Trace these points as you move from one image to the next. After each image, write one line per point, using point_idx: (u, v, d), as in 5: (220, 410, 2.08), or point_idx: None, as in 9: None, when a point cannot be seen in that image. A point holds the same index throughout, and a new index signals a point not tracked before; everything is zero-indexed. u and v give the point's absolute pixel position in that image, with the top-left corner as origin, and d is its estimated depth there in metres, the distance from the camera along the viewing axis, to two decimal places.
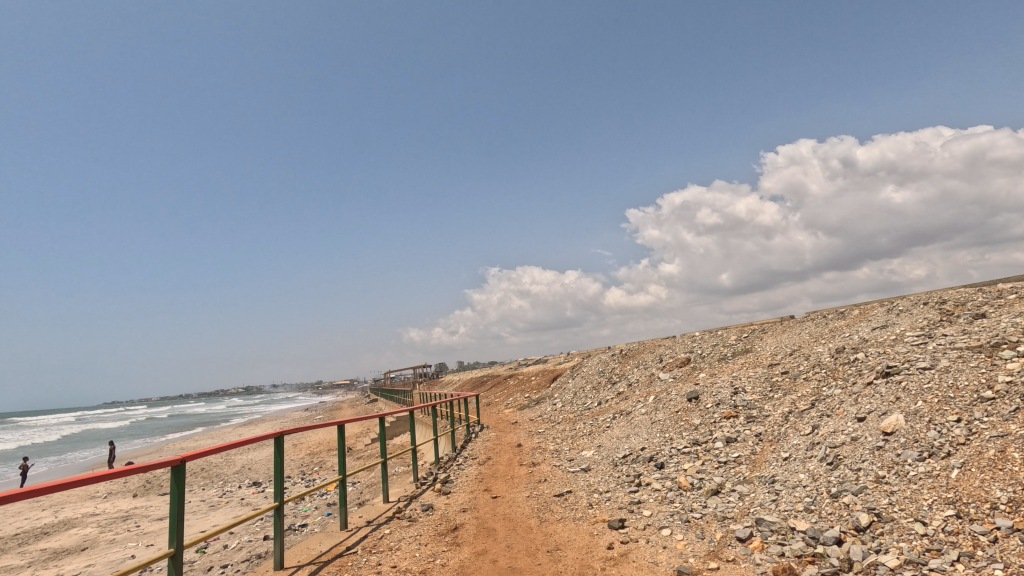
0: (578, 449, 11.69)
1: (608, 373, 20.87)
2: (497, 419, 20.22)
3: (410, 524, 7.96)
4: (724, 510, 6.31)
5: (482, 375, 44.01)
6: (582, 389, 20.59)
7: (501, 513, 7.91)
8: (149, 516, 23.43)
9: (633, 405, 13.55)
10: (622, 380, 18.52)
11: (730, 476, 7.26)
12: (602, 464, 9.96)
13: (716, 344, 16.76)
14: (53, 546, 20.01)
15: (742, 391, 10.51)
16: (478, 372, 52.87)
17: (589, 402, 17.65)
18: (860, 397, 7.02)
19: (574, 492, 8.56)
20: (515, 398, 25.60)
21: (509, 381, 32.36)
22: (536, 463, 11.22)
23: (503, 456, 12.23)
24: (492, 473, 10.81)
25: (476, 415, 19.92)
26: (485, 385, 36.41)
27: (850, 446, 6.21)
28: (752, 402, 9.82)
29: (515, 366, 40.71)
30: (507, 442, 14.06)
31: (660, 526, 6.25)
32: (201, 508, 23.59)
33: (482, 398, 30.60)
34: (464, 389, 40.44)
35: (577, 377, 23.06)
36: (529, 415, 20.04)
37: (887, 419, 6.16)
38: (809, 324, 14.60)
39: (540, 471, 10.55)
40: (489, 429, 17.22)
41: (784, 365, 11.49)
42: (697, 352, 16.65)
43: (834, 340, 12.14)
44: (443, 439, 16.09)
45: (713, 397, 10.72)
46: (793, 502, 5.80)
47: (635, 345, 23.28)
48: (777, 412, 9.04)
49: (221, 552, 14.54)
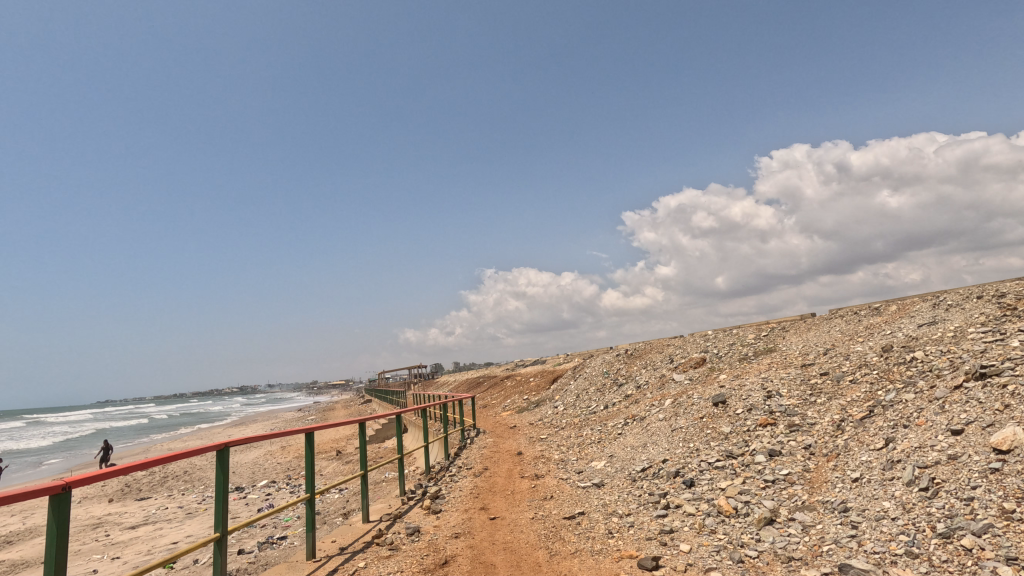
0: (587, 460, 10.30)
1: (613, 374, 19.56)
2: (494, 423, 18.81)
3: (390, 554, 6.55)
4: (787, 549, 4.95)
5: (478, 376, 42.61)
6: (585, 391, 19.20)
7: (501, 543, 6.53)
8: (122, 524, 21.88)
9: (647, 409, 12.17)
10: (630, 382, 17.15)
11: (783, 500, 5.88)
12: (618, 478, 8.59)
13: (733, 343, 15.41)
14: (12, 557, 18.47)
15: (777, 395, 9.17)
16: (473, 372, 51.63)
17: (594, 406, 16.25)
18: (948, 403, 5.69)
19: (588, 515, 7.17)
20: (513, 400, 24.19)
21: (506, 382, 31.02)
22: (540, 476, 9.81)
23: (501, 467, 10.83)
24: (489, 488, 9.40)
25: (473, 418, 18.56)
26: (481, 386, 35.09)
27: (948, 467, 4.88)
28: (792, 408, 8.47)
29: (511, 367, 39.34)
30: (507, 449, 12.64)
31: (706, 568, 4.90)
32: (178, 516, 22.11)
33: (479, 399, 29.25)
34: (460, 390, 39.09)
35: (579, 378, 21.72)
36: (529, 419, 18.69)
37: (998, 433, 4.84)
38: (838, 321, 13.31)
39: (544, 485, 9.17)
40: (486, 434, 15.86)
41: (821, 366, 10.15)
42: (712, 352, 15.29)
43: (874, 338, 10.84)
44: (435, 445, 14.70)
45: (743, 401, 9.38)
46: (886, 542, 4.45)
47: (641, 345, 21.93)
48: (826, 421, 7.69)
49: (187, 570, 13.11)
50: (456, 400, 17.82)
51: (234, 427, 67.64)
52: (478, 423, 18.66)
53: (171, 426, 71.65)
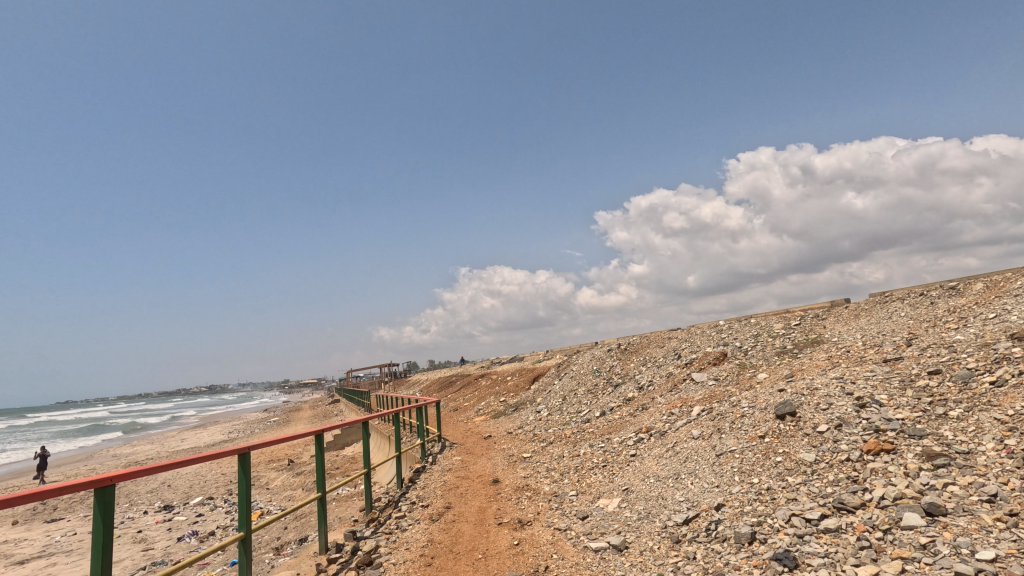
0: (593, 499, 7.18)
1: (606, 371, 16.71)
2: (465, 432, 15.65)
3: None
4: None
5: (450, 375, 39.32)
6: (575, 394, 16.17)
7: None
8: (9, 557, 17.97)
9: (665, 420, 9.15)
10: (629, 383, 14.28)
11: None
12: (650, 539, 5.54)
13: (759, 336, 12.58)
14: None
15: (875, 404, 6.26)
16: (446, 371, 48.57)
17: (587, 413, 13.26)
18: None
19: None
20: (488, 403, 21.05)
21: (481, 381, 28.05)
22: (527, 526, 6.67)
23: (470, 507, 7.69)
24: (449, 548, 6.25)
25: (439, 425, 15.44)
26: (454, 385, 32.04)
27: None
28: (914, 426, 5.54)
29: (487, 364, 36.41)
30: (479, 475, 9.44)
31: None
32: (82, 546, 18.31)
33: (450, 402, 26.17)
34: (431, 390, 36.00)
35: (565, 377, 18.82)
36: (507, 426, 15.72)
37: None
38: (896, 305, 10.64)
39: (533, 544, 6.06)
40: (454, 447, 12.72)
41: (919, 361, 7.29)
42: (735, 346, 12.42)
43: (976, 322, 8.08)
44: (385, 466, 11.43)
45: (824, 412, 6.44)
46: None
47: (636, 339, 19.07)
48: (992, 449, 4.78)
49: None
50: (420, 405, 14.53)
51: (188, 430, 62.84)
52: (446, 433, 15.54)
53: (119, 428, 66.33)
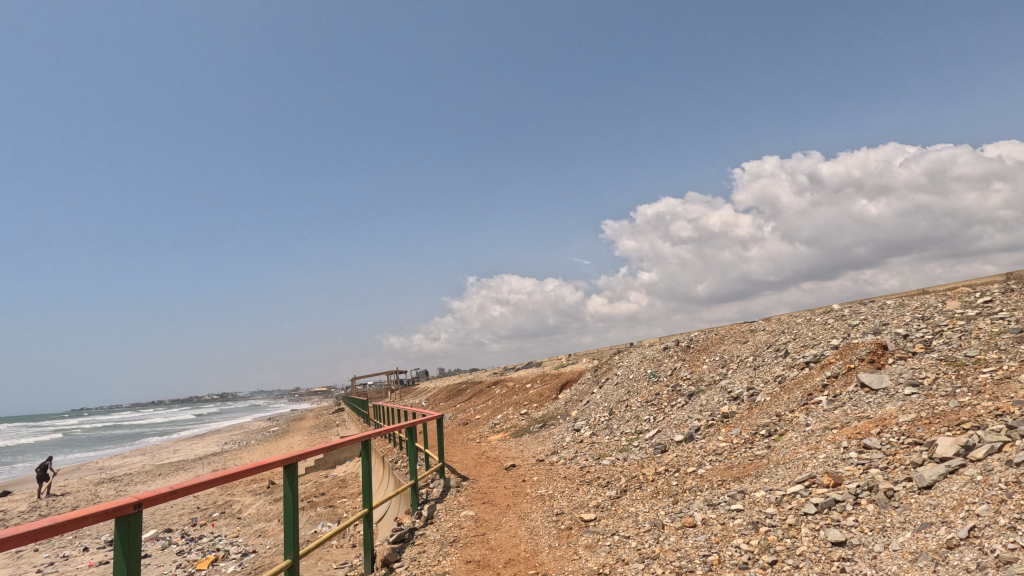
0: None
1: (668, 375, 12.42)
2: (480, 459, 11.39)
3: None
4: None
5: (458, 383, 34.98)
6: (627, 407, 11.79)
7: None
8: None
9: (866, 464, 4.79)
10: (714, 394, 9.96)
11: None
12: None
13: (931, 320, 8.19)
14: None
15: None
16: (454, 379, 44.40)
17: (661, 436, 8.95)
18: None
19: None
20: (505, 417, 16.69)
21: (495, 389, 23.81)
22: None
23: None
24: None
25: (447, 449, 11.15)
26: (464, 394, 27.83)
27: None
28: None
29: (500, 370, 32.24)
30: (508, 562, 5.09)
31: None
32: None
33: (459, 414, 21.92)
34: (438, 400, 31.72)
35: (608, 382, 14.53)
36: (536, 451, 11.45)
37: None
38: None
39: None
40: (463, 488, 8.40)
41: None
42: (895, 335, 8.04)
43: None
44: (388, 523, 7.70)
45: None
46: None
47: (698, 335, 14.70)
48: None
49: None
50: (418, 421, 10.20)
51: (181, 440, 59.06)
52: (455, 460, 11.24)
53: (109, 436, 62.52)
